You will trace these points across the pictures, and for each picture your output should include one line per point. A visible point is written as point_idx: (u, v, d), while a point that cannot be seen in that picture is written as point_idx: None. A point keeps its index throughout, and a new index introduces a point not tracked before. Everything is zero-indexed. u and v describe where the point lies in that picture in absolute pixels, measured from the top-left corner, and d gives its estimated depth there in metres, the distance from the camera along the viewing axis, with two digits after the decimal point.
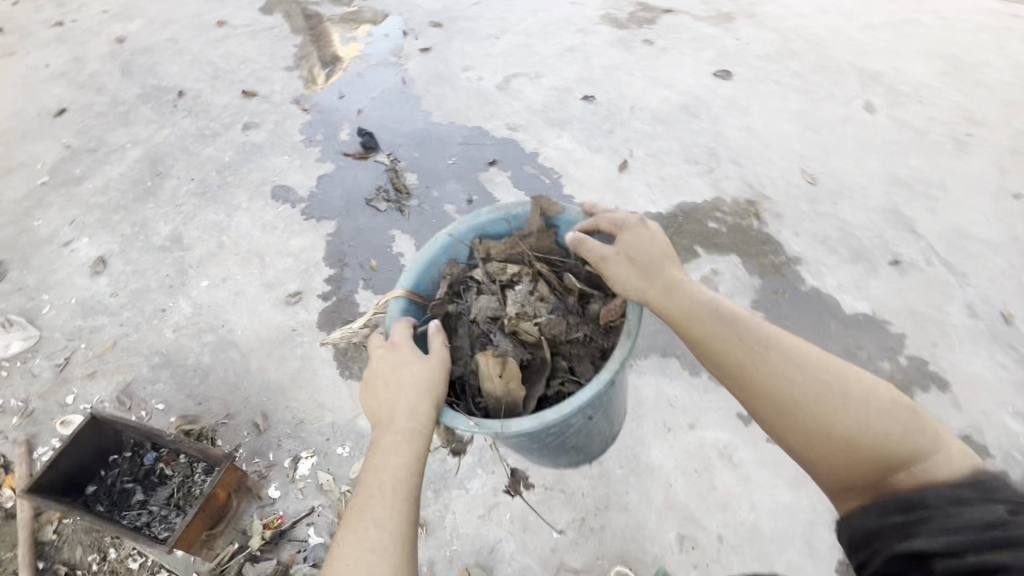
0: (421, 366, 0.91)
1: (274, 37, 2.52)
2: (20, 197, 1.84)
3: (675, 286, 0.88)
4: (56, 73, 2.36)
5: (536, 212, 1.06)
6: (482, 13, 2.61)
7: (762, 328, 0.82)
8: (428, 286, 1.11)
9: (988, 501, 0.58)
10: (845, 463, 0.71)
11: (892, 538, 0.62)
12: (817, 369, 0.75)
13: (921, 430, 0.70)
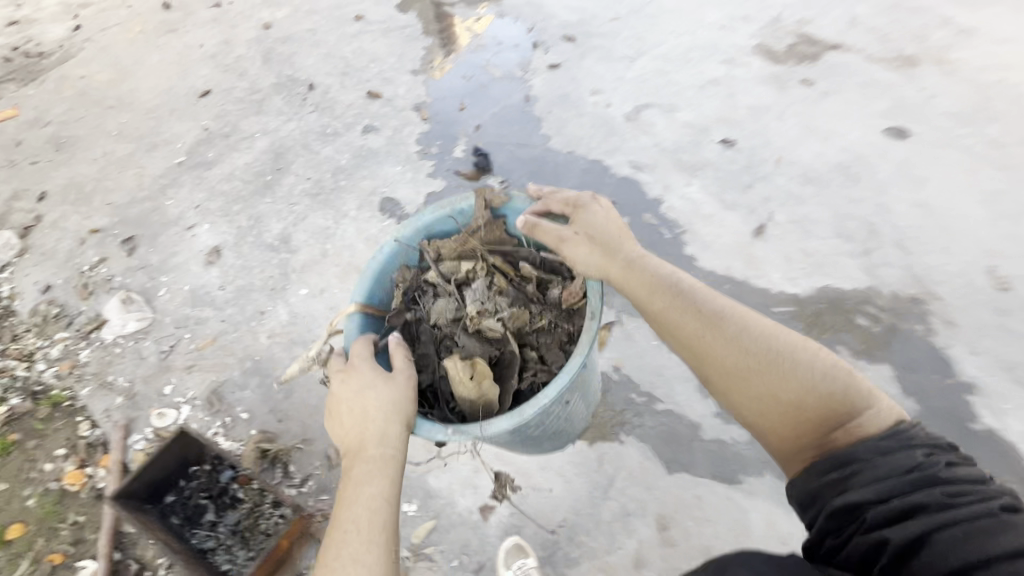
0: (386, 388, 1.00)
1: (406, 36, 2.51)
2: (159, 173, 1.96)
3: (634, 261, 1.04)
4: (207, 54, 2.51)
5: (478, 207, 1.20)
6: (619, 30, 2.44)
7: (713, 301, 0.94)
8: (384, 295, 1.27)
9: (903, 450, 0.73)
10: (791, 421, 0.82)
11: (830, 494, 0.73)
12: (761, 338, 0.87)
13: (855, 389, 0.80)
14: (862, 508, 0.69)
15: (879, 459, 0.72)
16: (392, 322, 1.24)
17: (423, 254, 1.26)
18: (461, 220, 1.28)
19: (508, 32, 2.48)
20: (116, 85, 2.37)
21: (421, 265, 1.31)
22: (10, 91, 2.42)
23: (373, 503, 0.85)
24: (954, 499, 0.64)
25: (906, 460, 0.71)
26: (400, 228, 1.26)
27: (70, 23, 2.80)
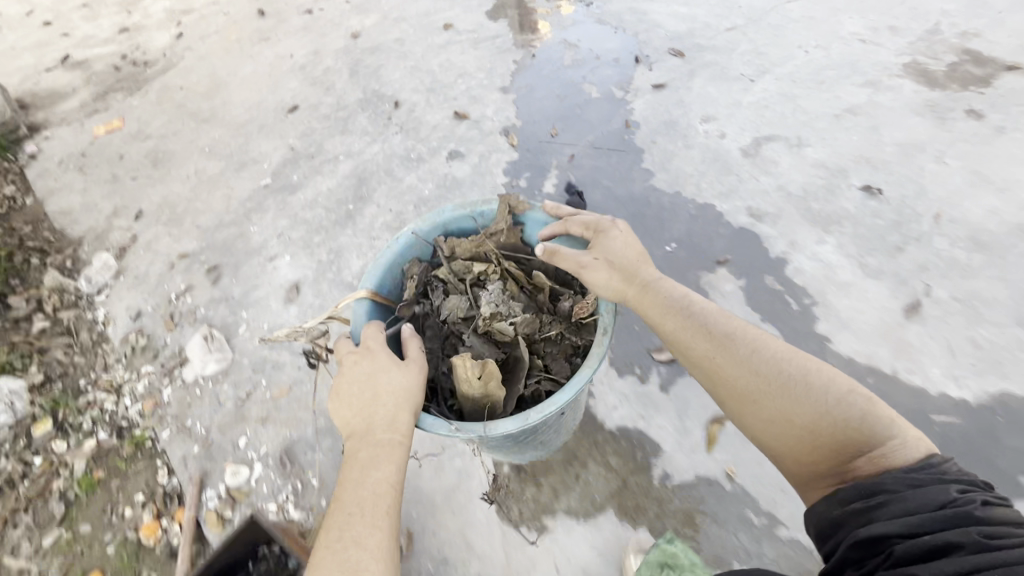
0: (399, 372, 0.95)
1: (496, 48, 2.36)
2: (246, 196, 1.94)
3: (654, 285, 1.01)
4: (297, 65, 2.49)
5: (502, 211, 1.16)
6: (736, 44, 2.16)
7: (727, 325, 0.90)
8: (391, 286, 1.20)
9: (935, 484, 0.66)
10: (807, 447, 0.77)
11: (852, 524, 0.68)
12: (774, 362, 0.83)
13: (873, 417, 0.74)
14: (888, 542, 0.63)
15: (908, 491, 0.66)
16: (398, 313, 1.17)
17: (437, 248, 1.21)
18: (480, 222, 1.25)
19: (607, 45, 2.27)
20: (211, 97, 2.40)
21: (433, 262, 1.26)
22: (117, 100, 2.52)
23: (375, 490, 0.83)
24: (993, 541, 0.58)
25: (938, 494, 0.65)
26: (419, 221, 1.23)
27: (173, 31, 2.89)
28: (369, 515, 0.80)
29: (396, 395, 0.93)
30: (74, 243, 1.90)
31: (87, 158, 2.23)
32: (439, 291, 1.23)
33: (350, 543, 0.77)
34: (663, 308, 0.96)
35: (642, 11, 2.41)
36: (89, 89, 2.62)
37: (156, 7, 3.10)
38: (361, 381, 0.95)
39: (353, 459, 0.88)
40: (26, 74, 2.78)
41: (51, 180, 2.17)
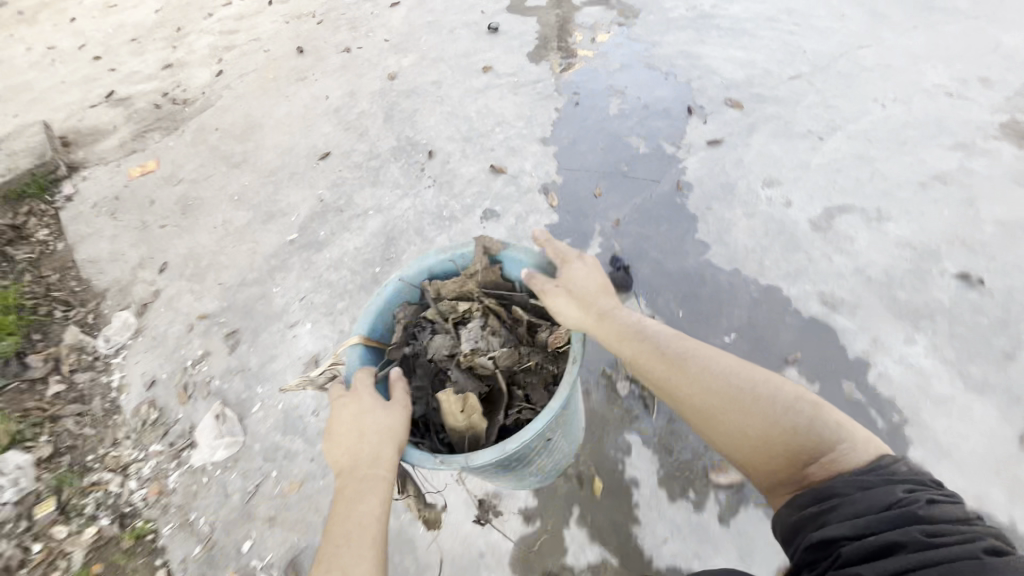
0: (382, 412, 0.97)
1: (537, 94, 2.25)
2: (270, 252, 1.86)
3: (614, 312, 1.07)
4: (331, 107, 2.43)
5: (477, 253, 1.13)
6: (802, 93, 1.97)
7: (680, 347, 0.99)
8: (383, 331, 1.18)
9: (883, 487, 0.72)
10: (764, 455, 0.86)
11: (809, 527, 0.74)
12: (723, 380, 0.92)
13: (813, 420, 0.83)
14: (839, 544, 0.69)
15: (858, 494, 0.71)
16: (390, 355, 1.16)
17: (423, 292, 1.20)
18: (460, 263, 1.23)
19: (655, 93, 2.12)
20: (245, 139, 2.36)
21: (420, 303, 1.24)
22: (154, 139, 2.51)
23: (361, 521, 0.85)
24: (933, 539, 0.63)
25: (884, 497, 0.70)
26: (405, 266, 1.20)
27: (213, 67, 2.89)
28: (356, 545, 0.82)
29: (380, 432, 0.94)
30: (97, 295, 1.86)
31: (120, 203, 2.21)
32: (425, 330, 1.21)
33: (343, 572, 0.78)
34: (620, 335, 1.03)
35: (693, 55, 2.26)
36: (129, 127, 2.63)
37: (200, 43, 3.13)
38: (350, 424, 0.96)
39: (345, 495, 0.90)
40: (71, 110, 2.83)
41: (84, 224, 2.15)
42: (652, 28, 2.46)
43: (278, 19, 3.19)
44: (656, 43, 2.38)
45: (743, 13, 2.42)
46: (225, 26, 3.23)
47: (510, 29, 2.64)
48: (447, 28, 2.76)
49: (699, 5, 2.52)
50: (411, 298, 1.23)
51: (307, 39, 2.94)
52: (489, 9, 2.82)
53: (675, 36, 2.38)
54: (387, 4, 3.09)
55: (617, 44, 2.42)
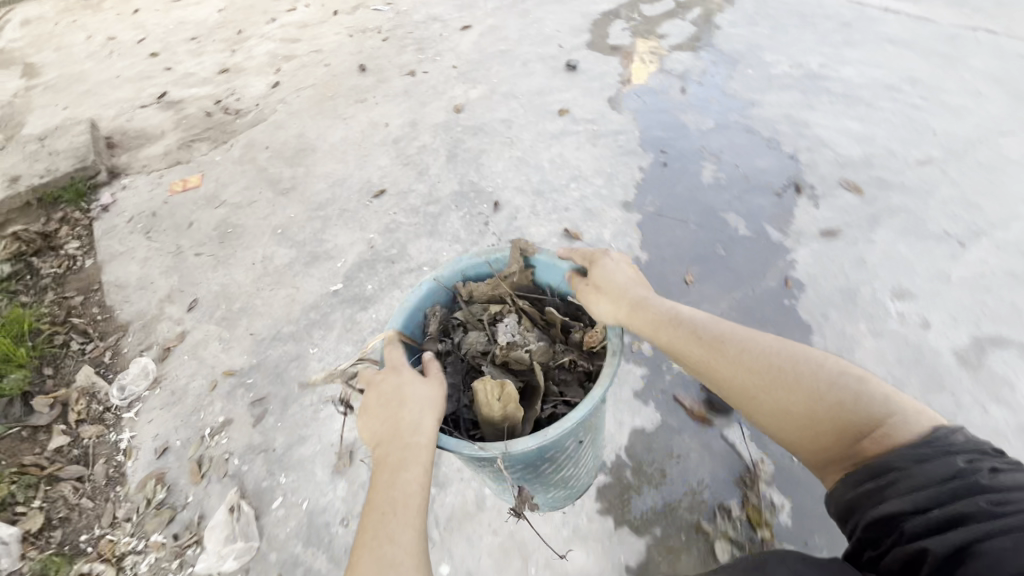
0: (421, 386, 0.91)
1: (619, 146, 2.02)
2: (311, 302, 1.66)
3: (647, 298, 0.98)
4: (391, 136, 2.24)
5: (514, 255, 1.08)
6: (933, 185, 1.71)
7: (716, 327, 0.91)
8: (414, 329, 1.10)
9: (941, 457, 0.66)
10: (817, 436, 0.78)
11: (868, 503, 0.69)
12: (765, 360, 0.83)
13: (869, 398, 0.75)
14: (901, 519, 0.64)
15: (915, 467, 0.66)
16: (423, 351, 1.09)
17: (455, 294, 1.16)
18: (495, 266, 1.18)
19: (756, 162, 1.87)
20: (295, 163, 2.19)
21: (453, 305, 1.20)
22: (200, 151, 2.36)
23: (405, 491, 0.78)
24: (999, 507, 0.57)
25: (944, 468, 0.65)
26: (441, 266, 1.16)
27: (271, 78, 2.76)
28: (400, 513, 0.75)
29: (421, 403, 0.88)
30: (118, 329, 1.68)
31: (156, 220, 2.04)
32: (458, 330, 1.15)
33: (389, 541, 0.71)
34: (653, 320, 0.94)
35: (799, 121, 2.01)
36: (176, 134, 2.50)
37: (260, 49, 3.01)
38: (387, 398, 0.89)
39: (384, 467, 0.82)
40: (121, 107, 2.72)
41: (116, 240, 2.00)
42: (750, 84, 2.23)
43: (342, 32, 3.05)
44: (755, 102, 2.14)
45: (857, 77, 2.16)
46: (287, 34, 3.11)
47: (591, 68, 2.44)
48: (520, 60, 2.57)
49: (805, 63, 2.27)
50: (442, 300, 1.17)
51: (370, 57, 2.79)
52: (567, 44, 2.63)
53: (778, 96, 2.14)
54: (457, 27, 2.92)
55: (709, 98, 2.19)
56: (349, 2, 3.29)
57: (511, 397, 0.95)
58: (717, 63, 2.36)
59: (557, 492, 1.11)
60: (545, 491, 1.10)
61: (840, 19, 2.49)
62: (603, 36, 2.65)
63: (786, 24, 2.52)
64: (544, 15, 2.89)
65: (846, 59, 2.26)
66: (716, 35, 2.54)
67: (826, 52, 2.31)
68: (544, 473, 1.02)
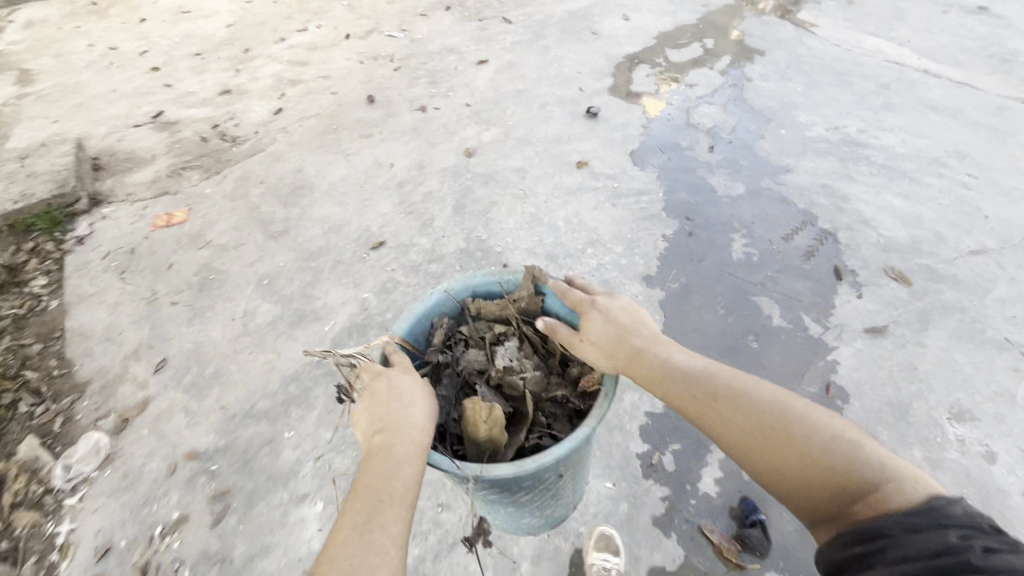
0: (422, 386, 0.96)
1: (640, 209, 1.86)
2: (291, 372, 1.48)
3: (643, 345, 0.94)
4: (394, 179, 2.09)
5: (526, 280, 1.12)
6: (989, 281, 1.54)
7: (708, 379, 0.85)
8: (419, 334, 1.16)
9: (933, 527, 0.57)
10: (808, 498, 0.71)
11: (851, 570, 0.61)
12: (754, 419, 0.77)
13: (862, 464, 0.67)
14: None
15: (902, 535, 0.58)
16: (424, 357, 1.14)
17: (463, 307, 1.20)
18: (506, 288, 1.21)
19: (791, 239, 1.71)
20: (290, 202, 2.04)
21: (461, 317, 1.24)
22: (190, 181, 2.20)
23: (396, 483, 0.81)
24: None
25: (933, 539, 0.56)
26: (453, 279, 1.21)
27: (274, 104, 2.62)
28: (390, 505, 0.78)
29: (421, 401, 0.92)
30: (74, 389, 1.50)
31: (133, 259, 1.88)
32: (459, 344, 1.18)
33: (378, 528, 0.73)
34: (645, 376, 0.91)
35: (837, 193, 1.85)
36: (167, 159, 2.34)
37: (266, 71, 2.89)
38: (392, 392, 0.92)
39: (382, 454, 0.84)
40: (113, 125, 2.57)
41: (87, 280, 1.82)
42: (783, 146, 2.08)
43: (353, 58, 2.92)
44: (790, 167, 1.98)
45: (899, 146, 2.01)
46: (295, 56, 2.99)
47: (612, 116, 2.30)
48: (538, 103, 2.43)
49: (842, 126, 2.12)
50: (451, 310, 1.21)
51: (380, 88, 2.65)
52: (588, 87, 2.50)
53: (814, 162, 1.98)
54: (473, 61, 2.79)
55: (738, 158, 2.04)
56: (363, 27, 3.18)
57: (496, 423, 0.99)
58: (747, 119, 2.22)
59: (532, 520, 1.11)
60: (520, 516, 1.09)
61: (878, 79, 2.35)
62: (626, 82, 2.52)
63: (821, 80, 2.38)
64: (564, 54, 2.76)
65: (886, 125, 2.11)
66: (746, 88, 2.41)
67: (865, 115, 2.16)
68: (519, 500, 1.01)
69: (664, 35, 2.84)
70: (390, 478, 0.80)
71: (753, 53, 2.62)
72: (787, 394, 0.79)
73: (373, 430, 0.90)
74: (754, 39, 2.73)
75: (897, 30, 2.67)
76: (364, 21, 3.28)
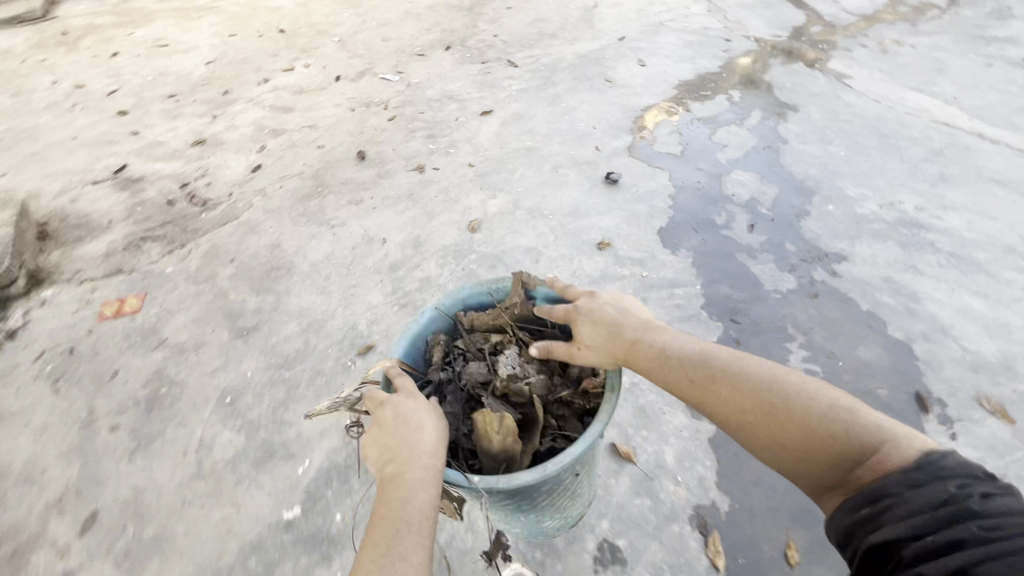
0: (426, 409, 0.95)
1: (677, 306, 1.60)
2: (254, 539, 1.18)
3: (638, 338, 0.95)
4: (388, 260, 1.81)
5: (516, 288, 1.14)
6: None
7: (707, 363, 0.88)
8: (418, 355, 1.18)
9: (933, 481, 0.61)
10: (814, 465, 0.74)
11: (861, 531, 0.62)
12: (753, 394, 0.80)
13: (860, 426, 0.71)
14: (899, 546, 0.58)
15: (907, 491, 0.60)
16: (427, 377, 1.15)
17: (457, 322, 1.22)
18: (496, 297, 1.24)
19: (859, 353, 1.45)
20: (264, 288, 1.74)
21: (454, 332, 1.26)
22: (149, 256, 1.90)
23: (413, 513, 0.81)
24: (998, 534, 0.53)
25: (937, 492, 0.60)
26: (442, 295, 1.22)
27: (252, 158, 2.34)
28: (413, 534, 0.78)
29: (427, 426, 0.92)
30: None
31: (70, 362, 1.57)
32: (458, 358, 1.21)
33: (401, 556, 0.74)
34: (644, 366, 0.94)
35: (905, 290, 1.60)
36: (125, 225, 2.04)
37: (246, 117, 2.61)
38: (397, 420, 0.93)
39: (393, 483, 0.85)
40: (69, 181, 2.27)
41: (12, 391, 1.51)
42: (832, 226, 1.82)
43: (343, 104, 2.66)
44: (844, 254, 1.72)
45: (966, 229, 1.77)
46: (279, 100, 2.72)
47: (634, 183, 2.04)
48: (550, 164, 2.17)
49: (898, 202, 1.88)
50: (443, 326, 1.23)
51: (372, 141, 2.38)
52: (605, 146, 2.25)
53: (872, 249, 1.73)
54: (477, 111, 2.53)
55: (783, 240, 1.78)
56: (355, 69, 2.93)
57: (509, 430, 1.04)
58: (786, 190, 1.97)
59: (548, 526, 1.13)
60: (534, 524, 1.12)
61: (929, 144, 2.12)
62: (647, 139, 2.28)
63: (864, 143, 2.15)
64: (576, 105, 2.52)
65: (947, 202, 1.87)
66: (782, 151, 2.17)
67: (920, 189, 1.93)
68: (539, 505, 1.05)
69: (685, 85, 2.61)
70: (405, 505, 0.81)
71: (784, 109, 2.40)
72: (778, 367, 0.83)
73: (383, 459, 0.90)
74: (783, 91, 2.50)
75: (940, 84, 2.46)
76: (356, 60, 3.03)
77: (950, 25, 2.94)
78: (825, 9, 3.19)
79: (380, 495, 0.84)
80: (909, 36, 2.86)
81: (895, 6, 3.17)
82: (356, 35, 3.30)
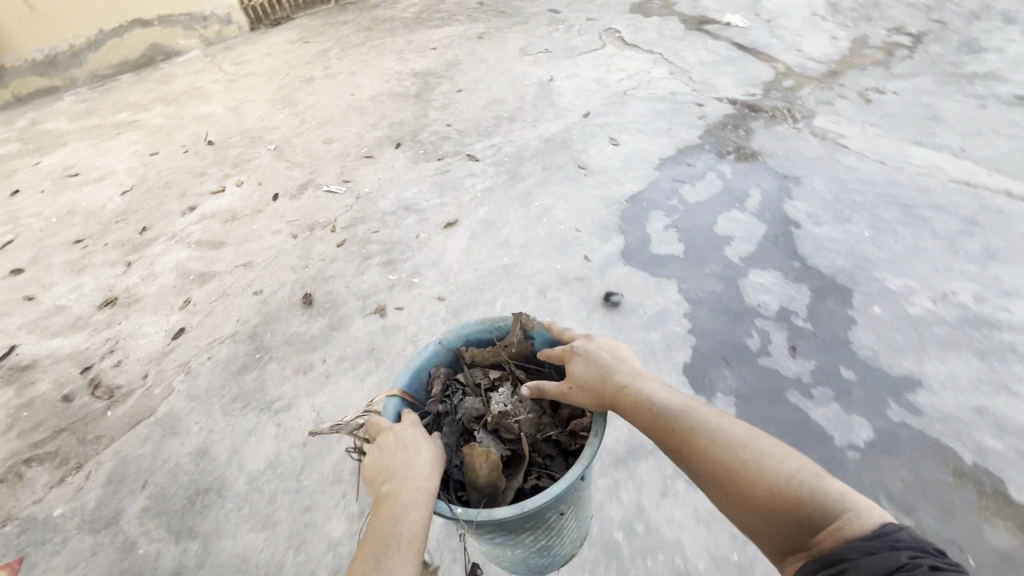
0: (426, 437, 0.96)
1: None
2: None
3: (628, 381, 0.95)
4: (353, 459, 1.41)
5: (517, 326, 1.14)
6: None
7: (690, 415, 0.87)
8: (419, 386, 1.17)
9: (887, 550, 0.62)
10: (777, 528, 0.73)
11: None
12: (729, 447, 0.80)
13: (831, 498, 0.72)
14: None
15: (861, 557, 0.62)
16: (426, 408, 1.13)
17: (458, 356, 1.21)
18: (498, 333, 1.23)
19: (983, 538, 1.12)
20: (189, 528, 1.32)
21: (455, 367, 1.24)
22: (32, 492, 1.44)
23: (404, 531, 0.79)
24: None
25: (887, 561, 0.61)
26: (447, 329, 1.22)
27: (173, 318, 1.92)
28: (401, 549, 0.77)
29: (428, 450, 0.93)
30: None
31: None
32: (457, 391, 1.19)
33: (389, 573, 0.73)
34: (626, 408, 0.92)
35: (1008, 426, 1.29)
36: (4, 444, 1.58)
37: (166, 260, 2.20)
38: (397, 442, 0.92)
39: (389, 502, 0.84)
40: None
41: None
42: (886, 335, 1.51)
43: (283, 229, 2.29)
44: (918, 375, 1.40)
45: None
46: (207, 232, 2.33)
47: (639, 303, 1.71)
48: (535, 286, 1.83)
49: (952, 293, 1.60)
50: (446, 360, 1.22)
51: (319, 277, 2.00)
52: (595, 254, 1.92)
53: (949, 366, 1.42)
54: (439, 222, 2.19)
55: (836, 364, 1.45)
56: (295, 183, 2.58)
57: (495, 464, 0.99)
58: (819, 291, 1.66)
59: (536, 561, 1.13)
60: (524, 558, 1.11)
61: (957, 211, 1.87)
62: (641, 238, 1.96)
63: (886, 218, 1.89)
64: (553, 202, 2.20)
65: (1006, 287, 1.60)
66: (797, 237, 1.88)
67: (971, 272, 1.66)
68: (526, 543, 1.04)
69: (667, 163, 2.34)
70: (396, 524, 0.80)
71: (784, 182, 2.13)
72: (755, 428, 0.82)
73: (378, 478, 0.90)
74: (776, 160, 2.26)
75: (939, 134, 2.26)
76: (296, 171, 2.68)
77: (923, 64, 2.80)
78: (791, 60, 3.03)
79: (375, 512, 0.84)
80: (887, 81, 2.69)
81: (861, 49, 3.03)
82: (295, 139, 2.96)
